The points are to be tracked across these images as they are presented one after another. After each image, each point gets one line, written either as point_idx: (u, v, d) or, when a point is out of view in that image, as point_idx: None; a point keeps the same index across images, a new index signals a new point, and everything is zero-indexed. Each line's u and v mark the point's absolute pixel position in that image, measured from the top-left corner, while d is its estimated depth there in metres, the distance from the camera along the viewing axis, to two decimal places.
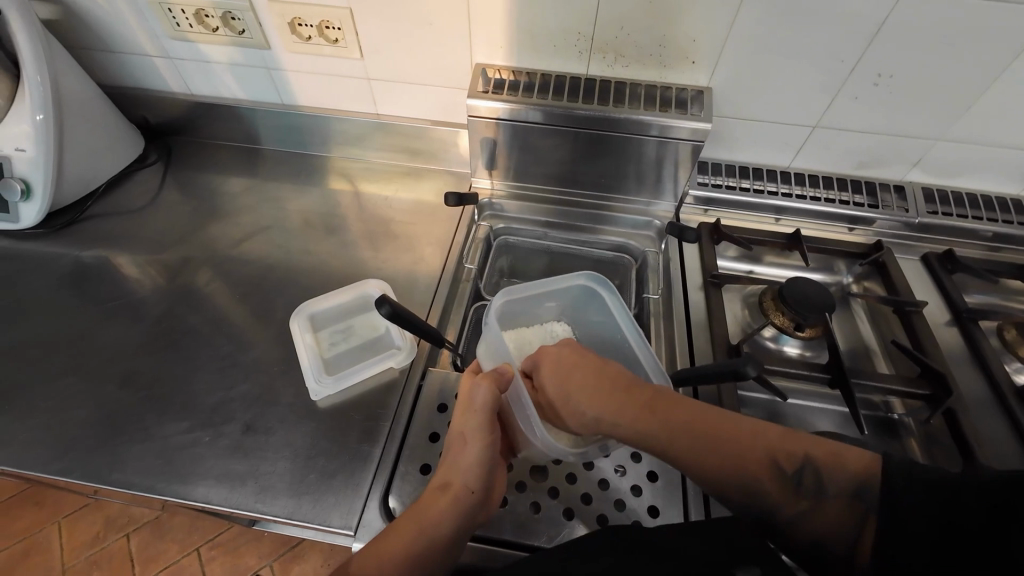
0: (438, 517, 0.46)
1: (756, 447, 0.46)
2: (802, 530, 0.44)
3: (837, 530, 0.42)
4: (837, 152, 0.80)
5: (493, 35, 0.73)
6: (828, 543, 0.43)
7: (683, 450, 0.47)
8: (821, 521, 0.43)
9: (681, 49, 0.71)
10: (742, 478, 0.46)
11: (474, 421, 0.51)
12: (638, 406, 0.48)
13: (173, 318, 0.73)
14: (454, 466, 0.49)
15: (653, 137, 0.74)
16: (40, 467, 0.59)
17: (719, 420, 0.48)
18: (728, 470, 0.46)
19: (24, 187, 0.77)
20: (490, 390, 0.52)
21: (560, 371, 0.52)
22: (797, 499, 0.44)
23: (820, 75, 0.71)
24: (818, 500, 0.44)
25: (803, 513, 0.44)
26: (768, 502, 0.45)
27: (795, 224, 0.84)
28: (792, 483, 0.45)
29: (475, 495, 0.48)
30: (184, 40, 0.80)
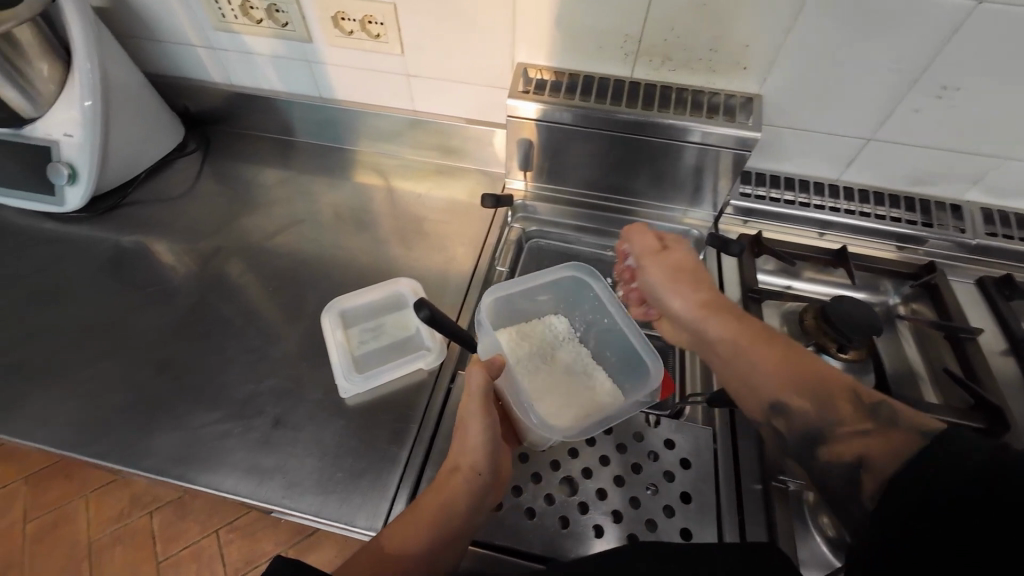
0: (449, 499, 0.48)
1: (838, 380, 0.48)
2: (848, 444, 0.45)
3: (885, 453, 0.42)
4: (891, 167, 0.77)
5: (536, 34, 0.72)
6: (871, 460, 0.43)
7: (764, 348, 0.52)
8: (875, 443, 0.43)
9: (733, 54, 0.69)
10: (808, 388, 0.49)
11: (473, 404, 0.52)
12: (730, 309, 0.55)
13: (207, 307, 0.74)
14: (461, 451, 0.51)
15: (694, 144, 0.72)
16: (78, 448, 0.61)
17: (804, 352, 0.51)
18: (797, 377, 0.49)
19: (71, 171, 0.78)
20: (483, 374, 0.52)
21: (683, 263, 0.60)
22: (860, 421, 0.45)
23: (880, 85, 0.67)
24: (880, 428, 0.44)
25: (858, 434, 0.45)
26: (829, 414, 0.47)
27: (841, 239, 0.81)
28: (861, 410, 0.46)
29: (484, 476, 0.49)
30: (228, 31, 0.81)
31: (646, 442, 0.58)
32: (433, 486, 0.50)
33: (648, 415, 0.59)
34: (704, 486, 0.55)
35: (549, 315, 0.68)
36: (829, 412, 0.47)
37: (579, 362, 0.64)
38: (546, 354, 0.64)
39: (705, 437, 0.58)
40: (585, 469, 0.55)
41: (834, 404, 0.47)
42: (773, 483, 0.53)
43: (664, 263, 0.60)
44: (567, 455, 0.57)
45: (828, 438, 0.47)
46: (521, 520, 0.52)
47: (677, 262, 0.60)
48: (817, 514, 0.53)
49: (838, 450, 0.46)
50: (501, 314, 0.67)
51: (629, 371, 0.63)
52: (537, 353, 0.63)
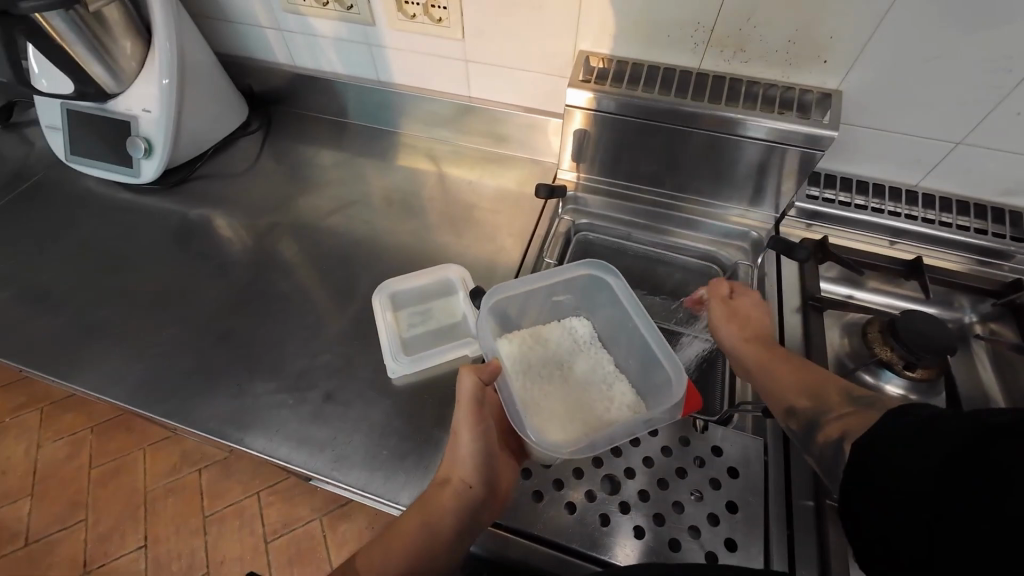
0: (440, 509, 0.49)
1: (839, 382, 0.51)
2: (833, 425, 0.45)
3: (866, 425, 0.43)
4: (980, 175, 0.71)
5: (602, 21, 0.70)
6: (851, 434, 0.43)
7: (787, 373, 0.53)
8: (856, 419, 0.44)
9: (813, 46, 0.65)
10: (815, 401, 0.49)
11: (461, 414, 0.51)
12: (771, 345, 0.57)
13: (266, 281, 0.78)
14: (453, 460, 0.51)
15: (760, 141, 0.68)
16: (149, 406, 0.65)
17: (823, 377, 0.52)
18: (806, 394, 0.50)
19: (147, 145, 0.82)
20: (473, 381, 0.50)
21: (743, 302, 0.62)
22: (845, 407, 0.47)
23: (979, 84, 0.62)
24: (860, 410, 0.45)
25: (842, 415, 0.46)
26: (818, 404, 0.48)
27: (913, 249, 0.75)
28: (847, 398, 0.48)
29: (473, 490, 0.49)
30: (295, 13, 0.83)
31: (693, 447, 0.56)
32: (420, 500, 0.50)
33: (696, 420, 0.58)
34: (752, 498, 0.53)
35: (570, 318, 0.68)
36: (822, 403, 0.48)
37: (597, 370, 0.63)
38: (559, 362, 0.63)
39: (756, 447, 0.56)
40: (628, 471, 0.55)
41: (827, 398, 0.49)
42: (827, 503, 0.51)
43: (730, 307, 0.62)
44: (610, 453, 0.56)
45: (816, 423, 0.47)
46: (561, 514, 0.52)
47: (740, 307, 0.61)
48: None
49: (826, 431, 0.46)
50: (516, 315, 0.67)
51: (652, 385, 0.60)
52: (551, 359, 0.63)
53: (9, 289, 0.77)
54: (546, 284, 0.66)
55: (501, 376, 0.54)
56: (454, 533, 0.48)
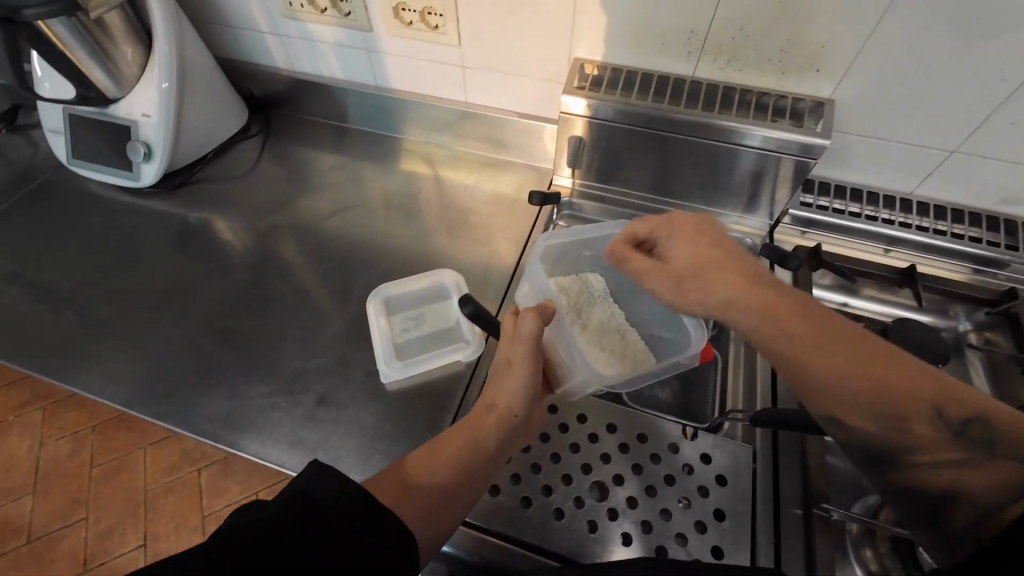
0: (485, 432, 0.51)
1: (919, 379, 0.41)
2: (936, 471, 0.42)
3: (983, 486, 0.40)
4: (973, 184, 0.71)
5: (597, 29, 0.70)
6: (960, 492, 0.41)
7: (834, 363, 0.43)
8: (969, 474, 0.40)
9: (806, 56, 0.65)
10: (893, 416, 0.42)
11: (519, 348, 0.54)
12: (783, 313, 0.45)
13: (263, 284, 0.78)
14: (499, 391, 0.53)
15: (754, 148, 0.69)
16: (144, 407, 0.66)
17: (887, 364, 0.42)
18: (868, 397, 0.42)
19: (146, 149, 0.83)
20: (536, 322, 0.54)
21: (688, 256, 0.52)
22: (948, 447, 0.41)
23: (971, 94, 0.62)
24: (972, 453, 0.40)
25: (949, 462, 0.41)
26: (910, 441, 0.42)
27: (908, 257, 0.75)
28: (947, 432, 0.41)
29: (517, 418, 0.52)
30: (294, 19, 0.83)
31: (682, 454, 0.57)
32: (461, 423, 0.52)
33: (686, 427, 0.58)
34: (740, 507, 0.53)
35: (586, 273, 0.68)
36: (909, 438, 0.42)
37: (612, 320, 0.64)
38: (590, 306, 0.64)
39: (745, 456, 0.56)
40: (618, 477, 0.55)
41: (919, 432, 0.42)
42: (815, 511, 0.51)
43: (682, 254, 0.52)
44: (599, 459, 0.56)
45: (907, 464, 0.43)
46: (548, 520, 0.53)
47: (683, 258, 0.52)
48: (861, 547, 0.50)
49: (920, 476, 0.43)
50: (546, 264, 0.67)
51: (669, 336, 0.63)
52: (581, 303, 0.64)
53: (11, 289, 0.78)
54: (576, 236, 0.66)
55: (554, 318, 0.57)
56: (494, 457, 0.50)
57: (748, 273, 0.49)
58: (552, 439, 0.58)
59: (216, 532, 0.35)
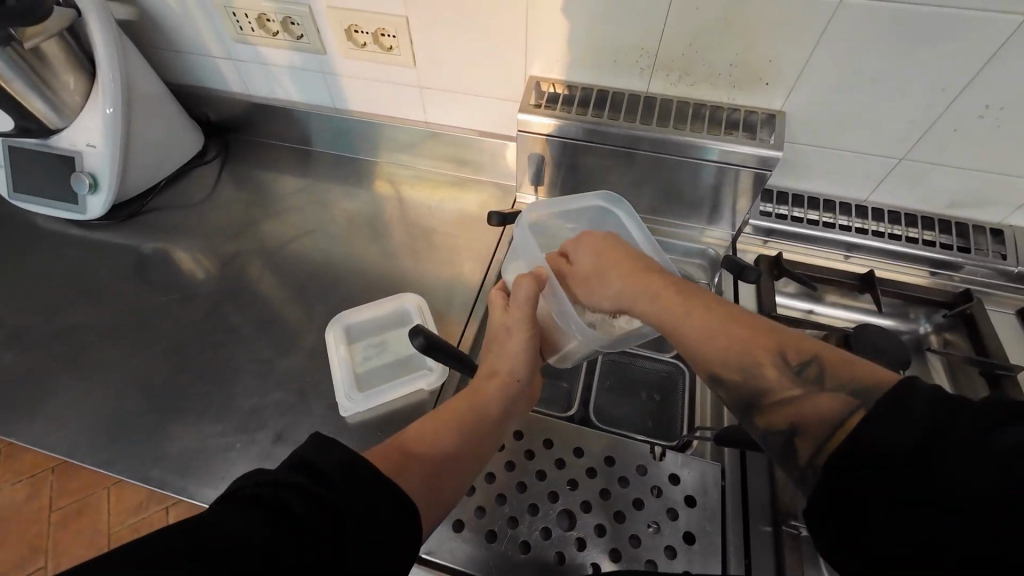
0: (489, 399, 0.51)
1: (764, 335, 0.46)
2: (782, 412, 0.44)
3: (815, 419, 0.42)
4: (923, 190, 0.72)
5: (550, 48, 0.70)
6: (805, 427, 0.43)
7: (705, 334, 0.47)
8: (808, 408, 0.42)
9: (754, 71, 0.66)
10: (750, 369, 0.46)
11: (517, 317, 0.54)
12: (662, 287, 0.49)
13: (218, 316, 0.75)
14: (499, 358, 0.55)
15: (711, 162, 0.69)
16: (88, 456, 0.62)
17: (751, 327, 0.47)
18: (729, 357, 0.46)
19: (92, 180, 0.80)
20: (533, 287, 0.53)
21: (590, 261, 0.54)
22: (790, 387, 0.44)
23: (916, 102, 0.64)
24: (810, 391, 0.43)
25: (790, 400, 0.44)
26: (760, 384, 0.45)
27: (866, 263, 0.76)
28: (788, 372, 0.44)
29: (519, 383, 0.54)
30: (246, 43, 0.82)
31: (651, 475, 0.55)
32: (465, 393, 0.52)
33: (654, 447, 0.57)
34: (710, 528, 0.52)
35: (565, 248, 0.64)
36: (756, 381, 0.46)
37: None
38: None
39: (714, 474, 0.55)
40: (585, 503, 0.53)
41: (764, 375, 0.45)
42: (785, 528, 0.50)
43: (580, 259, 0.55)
44: (567, 486, 0.55)
45: (763, 407, 0.46)
46: (514, 554, 0.51)
47: (587, 266, 0.54)
48: None
49: (771, 417, 0.45)
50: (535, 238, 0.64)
51: None
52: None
53: None
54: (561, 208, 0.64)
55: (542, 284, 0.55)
56: (499, 420, 0.51)
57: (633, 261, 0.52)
58: (518, 467, 0.56)
59: (223, 496, 0.34)
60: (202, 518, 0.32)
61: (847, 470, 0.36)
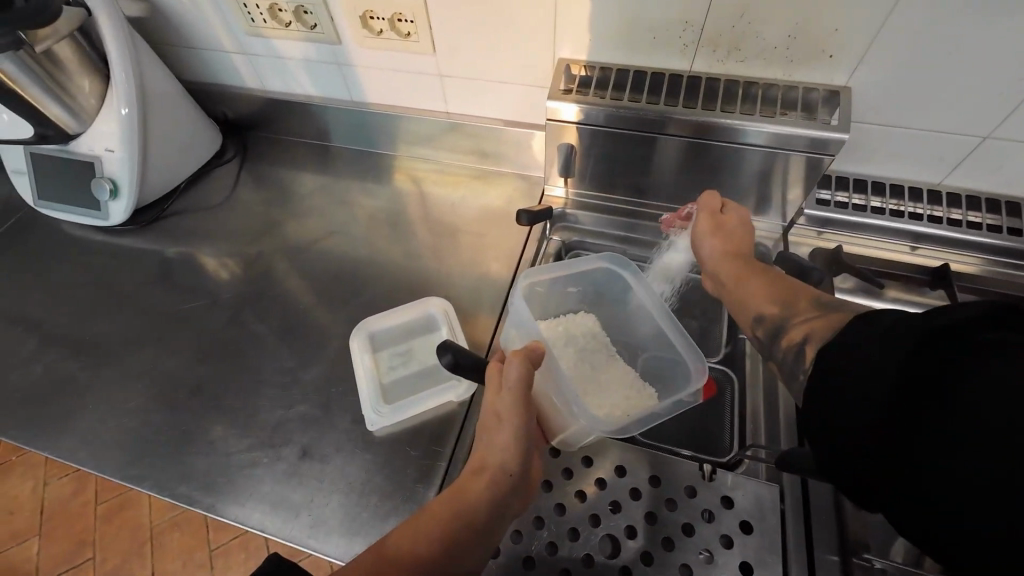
0: (476, 498, 0.44)
1: (801, 290, 0.49)
2: (800, 328, 0.45)
3: (829, 327, 0.42)
4: (1010, 172, 0.64)
5: (580, 27, 0.64)
6: (815, 336, 0.42)
7: (761, 288, 0.52)
8: (823, 323, 0.43)
9: (816, 42, 0.58)
10: (781, 303, 0.49)
11: (507, 400, 0.47)
12: (755, 266, 0.55)
13: (241, 323, 0.73)
14: (488, 447, 0.47)
15: (760, 147, 0.62)
16: (117, 470, 0.61)
17: (790, 284, 0.51)
18: (771, 299, 0.50)
19: (112, 186, 0.79)
20: (523, 367, 0.47)
21: (727, 219, 0.60)
22: (813, 312, 0.46)
23: (1010, 70, 0.55)
24: (826, 313, 0.44)
25: (806, 319, 0.45)
26: (788, 312, 0.47)
27: (937, 255, 0.68)
28: (813, 304, 0.47)
29: (512, 478, 0.45)
30: (259, 36, 0.78)
31: (700, 498, 0.51)
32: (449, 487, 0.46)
33: (703, 465, 0.52)
34: (769, 558, 0.48)
35: (576, 314, 0.63)
36: (788, 310, 0.48)
37: (615, 369, 0.59)
38: (593, 346, 0.60)
39: (770, 496, 0.50)
40: (629, 529, 0.50)
41: (794, 304, 0.48)
42: (855, 560, 0.46)
43: (716, 222, 0.60)
44: (608, 508, 0.51)
45: (783, 329, 0.46)
46: None
47: (730, 225, 0.60)
48: None
49: (789, 336, 0.45)
50: (540, 305, 0.63)
51: (665, 372, 0.58)
52: (587, 348, 0.60)
53: None
54: (561, 273, 0.61)
55: (535, 363, 0.49)
56: (485, 526, 0.44)
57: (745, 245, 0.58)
58: (555, 488, 0.52)
59: None
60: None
61: (845, 464, 0.33)
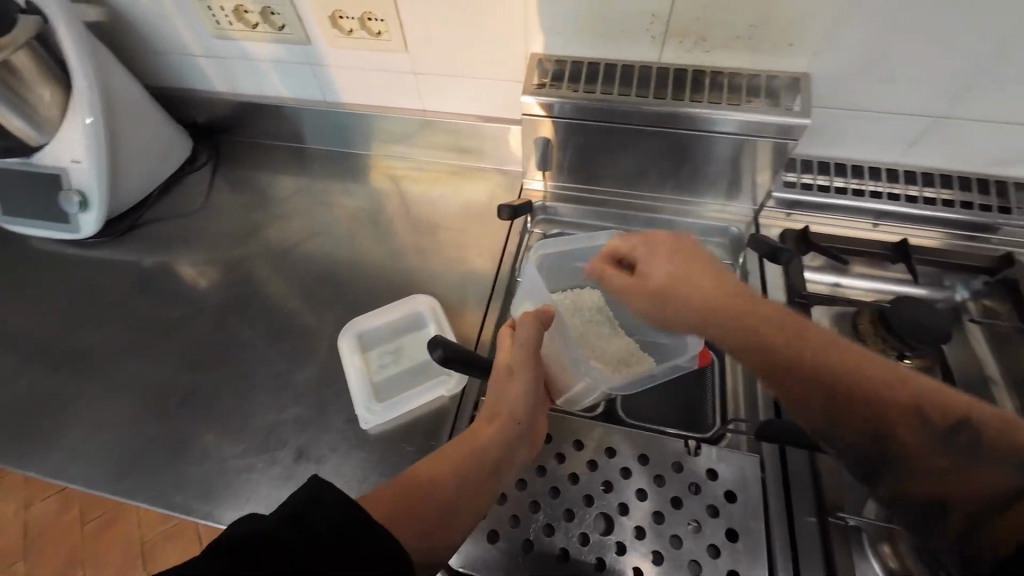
0: (488, 443, 0.47)
1: (899, 398, 0.41)
2: (925, 481, 0.41)
3: (971, 493, 0.39)
4: (961, 148, 0.67)
5: (550, 21, 0.65)
6: (953, 501, 0.40)
7: (835, 401, 0.43)
8: (965, 485, 0.40)
9: (777, 31, 0.61)
10: (886, 436, 0.42)
11: (519, 356, 0.51)
12: (783, 346, 0.44)
13: (226, 330, 0.73)
14: (498, 399, 0.50)
15: (728, 134, 0.65)
16: (108, 486, 0.61)
17: (863, 381, 0.42)
18: (867, 428, 0.42)
19: (81, 198, 0.77)
20: (534, 327, 0.51)
21: (675, 274, 0.51)
22: (939, 456, 0.40)
23: (957, 51, 0.58)
24: (961, 460, 0.40)
25: (936, 470, 0.41)
26: (901, 453, 0.42)
27: (898, 231, 0.72)
28: (934, 439, 0.40)
29: (520, 426, 0.49)
30: (226, 38, 0.77)
31: (687, 473, 0.53)
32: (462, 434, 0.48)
33: (688, 441, 0.55)
34: (753, 525, 0.50)
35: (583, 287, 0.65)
36: (900, 450, 0.42)
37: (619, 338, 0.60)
38: (598, 317, 0.62)
39: (752, 466, 0.53)
40: (622, 505, 0.52)
41: (908, 444, 0.41)
42: (831, 520, 0.49)
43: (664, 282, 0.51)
44: (601, 489, 0.53)
45: (899, 470, 0.42)
46: (553, 563, 0.49)
47: (680, 280, 0.50)
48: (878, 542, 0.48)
49: (910, 483, 0.42)
50: (552, 278, 0.65)
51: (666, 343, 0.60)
52: (591, 318, 0.61)
53: None
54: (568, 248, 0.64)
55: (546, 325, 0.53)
56: (496, 469, 0.47)
57: (740, 301, 0.47)
58: (549, 472, 0.54)
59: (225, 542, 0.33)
60: (263, 529, 0.34)
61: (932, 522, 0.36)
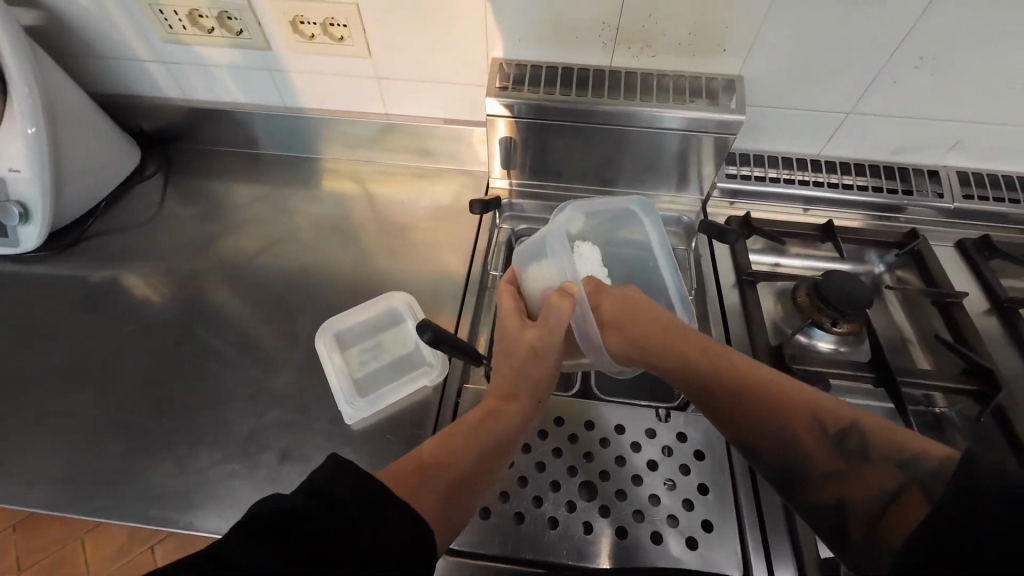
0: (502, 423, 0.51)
1: (795, 406, 0.47)
2: (827, 485, 0.45)
3: (862, 495, 0.42)
4: (870, 139, 0.78)
5: (509, 28, 0.69)
6: (852, 504, 0.43)
7: (737, 408, 0.49)
8: (857, 487, 0.43)
9: (712, 38, 0.68)
10: (785, 437, 0.47)
11: (544, 339, 0.53)
12: (698, 368, 0.51)
13: (193, 339, 0.71)
14: (516, 378, 0.54)
15: (675, 130, 0.71)
16: (73, 507, 0.58)
17: (764, 393, 0.48)
18: (765, 431, 0.48)
19: (22, 210, 0.72)
20: (564, 312, 0.52)
21: (615, 308, 0.56)
22: (832, 459, 0.45)
23: (860, 55, 0.68)
24: (849, 462, 0.44)
25: (836, 474, 0.44)
26: (802, 457, 0.46)
27: (824, 214, 0.81)
28: (828, 443, 0.45)
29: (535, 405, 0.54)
30: (178, 43, 0.75)
31: (659, 437, 0.58)
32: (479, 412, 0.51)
33: (658, 409, 0.60)
34: (721, 478, 0.56)
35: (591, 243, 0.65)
36: (798, 453, 0.46)
37: None
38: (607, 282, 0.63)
39: None
40: (603, 472, 0.56)
41: (806, 448, 0.46)
42: None
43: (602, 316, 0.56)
44: (583, 459, 0.57)
45: (803, 479, 0.46)
46: (543, 532, 0.52)
47: (613, 313, 0.56)
48: None
49: (815, 489, 0.45)
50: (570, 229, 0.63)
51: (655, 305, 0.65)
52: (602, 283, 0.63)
53: None
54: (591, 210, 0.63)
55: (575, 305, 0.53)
56: (509, 445, 0.50)
57: (662, 329, 0.53)
58: (533, 449, 0.57)
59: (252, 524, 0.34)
60: (282, 506, 0.35)
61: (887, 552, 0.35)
